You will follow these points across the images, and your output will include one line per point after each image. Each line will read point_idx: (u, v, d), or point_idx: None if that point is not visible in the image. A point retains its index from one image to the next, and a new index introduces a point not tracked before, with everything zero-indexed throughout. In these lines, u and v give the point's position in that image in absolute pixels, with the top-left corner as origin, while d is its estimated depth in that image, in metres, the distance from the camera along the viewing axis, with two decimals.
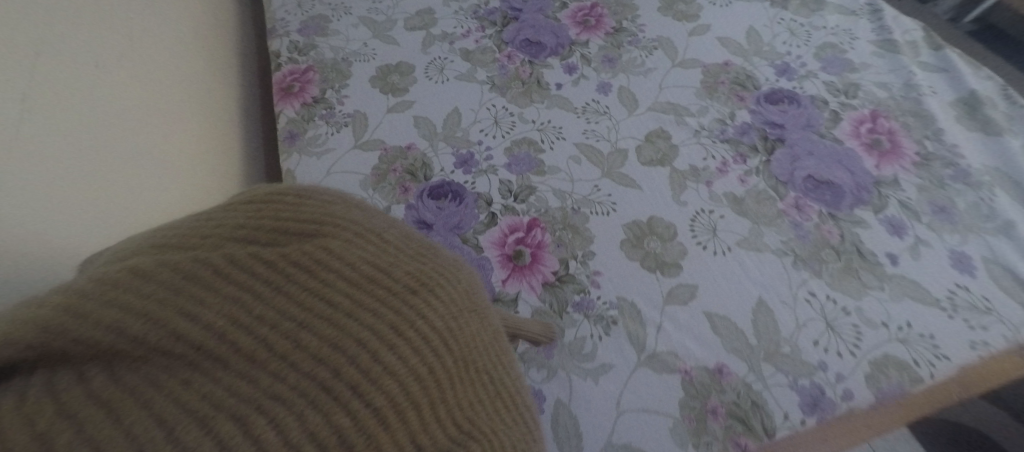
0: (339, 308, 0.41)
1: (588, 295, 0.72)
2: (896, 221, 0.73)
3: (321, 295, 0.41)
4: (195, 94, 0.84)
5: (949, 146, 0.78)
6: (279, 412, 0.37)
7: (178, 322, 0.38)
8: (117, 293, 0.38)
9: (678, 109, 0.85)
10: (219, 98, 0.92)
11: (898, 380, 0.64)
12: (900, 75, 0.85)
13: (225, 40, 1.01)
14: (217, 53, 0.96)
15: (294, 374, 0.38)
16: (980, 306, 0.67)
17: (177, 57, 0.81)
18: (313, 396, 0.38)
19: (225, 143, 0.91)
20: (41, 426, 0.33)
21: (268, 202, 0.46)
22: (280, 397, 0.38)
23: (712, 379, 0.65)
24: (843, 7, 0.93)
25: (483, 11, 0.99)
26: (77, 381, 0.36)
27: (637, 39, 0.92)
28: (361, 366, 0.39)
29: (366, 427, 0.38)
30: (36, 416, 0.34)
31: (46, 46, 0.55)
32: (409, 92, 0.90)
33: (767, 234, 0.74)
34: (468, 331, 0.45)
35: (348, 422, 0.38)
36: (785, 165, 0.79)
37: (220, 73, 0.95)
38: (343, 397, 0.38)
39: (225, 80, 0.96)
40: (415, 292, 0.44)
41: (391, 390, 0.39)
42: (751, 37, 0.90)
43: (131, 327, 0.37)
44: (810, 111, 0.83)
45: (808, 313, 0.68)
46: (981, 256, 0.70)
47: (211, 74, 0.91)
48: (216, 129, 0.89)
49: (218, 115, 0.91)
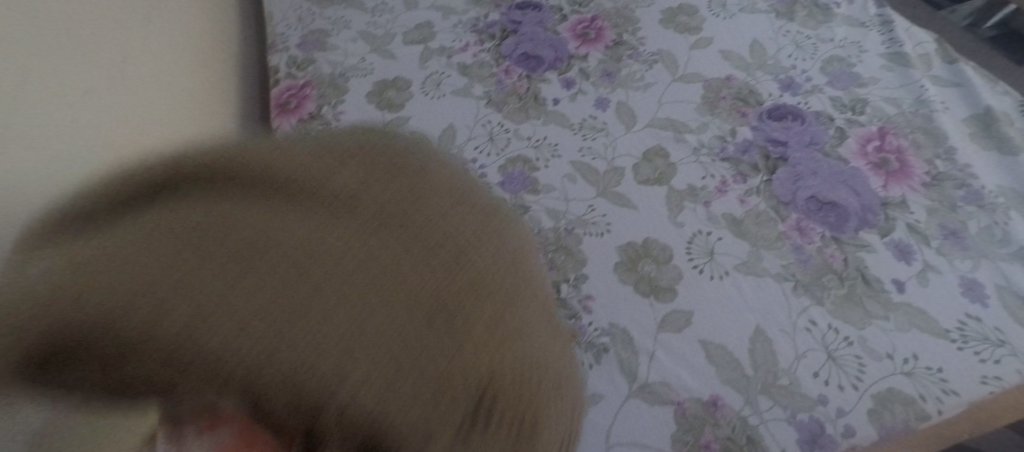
0: (451, 191, 0.45)
1: (580, 321, 0.69)
2: (903, 245, 0.70)
3: (435, 178, 0.45)
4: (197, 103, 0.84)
5: (960, 167, 0.75)
6: (402, 255, 0.39)
7: (309, 176, 0.41)
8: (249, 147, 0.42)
9: (677, 125, 0.82)
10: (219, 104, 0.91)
11: (903, 416, 0.60)
12: (911, 90, 0.82)
13: (226, 41, 1.00)
14: (216, 55, 0.95)
15: (416, 228, 0.41)
16: (992, 338, 0.64)
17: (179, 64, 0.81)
18: (431, 251, 0.40)
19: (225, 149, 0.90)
20: (158, 244, 0.35)
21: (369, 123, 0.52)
22: (404, 243, 0.40)
23: (705, 412, 0.62)
24: (853, 19, 0.90)
25: (482, 24, 0.96)
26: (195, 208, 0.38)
27: (638, 53, 0.89)
28: (471, 239, 0.43)
29: (476, 290, 0.40)
30: (156, 230, 0.35)
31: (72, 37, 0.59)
32: (405, 107, 0.89)
33: (767, 258, 0.71)
34: (537, 255, 0.50)
35: (461, 279, 0.40)
36: (787, 185, 0.76)
37: (218, 76, 0.94)
38: (454, 261, 0.41)
39: (223, 83, 0.95)
40: (501, 206, 0.49)
41: (493, 263, 0.42)
42: (755, 51, 0.88)
43: (260, 172, 0.40)
44: (815, 129, 0.80)
45: (809, 343, 0.65)
46: (994, 283, 0.67)
47: (210, 78, 0.90)
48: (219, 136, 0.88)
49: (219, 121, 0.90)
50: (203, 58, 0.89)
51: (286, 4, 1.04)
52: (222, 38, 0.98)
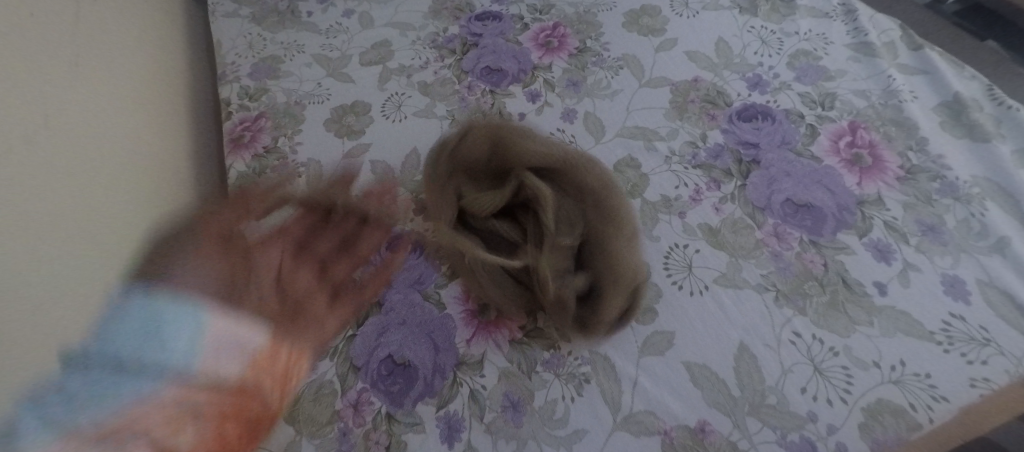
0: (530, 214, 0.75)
1: (559, 352, 0.69)
2: (883, 245, 0.69)
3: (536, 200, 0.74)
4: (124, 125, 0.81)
5: (933, 158, 0.74)
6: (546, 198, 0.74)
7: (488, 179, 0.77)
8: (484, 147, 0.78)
9: (647, 133, 0.80)
10: (160, 106, 0.89)
11: (894, 428, 0.60)
12: (879, 81, 0.80)
13: (135, 30, 0.90)
14: (127, 51, 0.86)
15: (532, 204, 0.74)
16: (977, 337, 0.63)
17: (76, 91, 0.74)
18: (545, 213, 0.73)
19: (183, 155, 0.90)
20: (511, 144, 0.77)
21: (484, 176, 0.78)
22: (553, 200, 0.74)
23: (693, 439, 0.62)
24: (817, 9, 0.88)
25: (441, 39, 0.93)
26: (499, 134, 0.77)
27: (602, 59, 0.86)
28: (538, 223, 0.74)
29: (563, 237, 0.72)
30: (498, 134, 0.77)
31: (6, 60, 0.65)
32: (366, 133, 0.85)
33: (746, 269, 0.70)
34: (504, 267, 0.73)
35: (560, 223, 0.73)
36: (762, 190, 0.74)
37: (139, 75, 0.87)
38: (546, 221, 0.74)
39: (150, 85, 0.89)
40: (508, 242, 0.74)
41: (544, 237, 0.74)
42: (721, 50, 0.85)
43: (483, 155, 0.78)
44: (785, 128, 0.78)
45: (794, 356, 0.65)
46: (975, 279, 0.66)
47: (128, 84, 0.85)
48: (167, 149, 0.87)
49: (161, 130, 0.88)
50: (109, 65, 0.82)
51: (235, 29, 0.99)
52: (134, 33, 0.89)
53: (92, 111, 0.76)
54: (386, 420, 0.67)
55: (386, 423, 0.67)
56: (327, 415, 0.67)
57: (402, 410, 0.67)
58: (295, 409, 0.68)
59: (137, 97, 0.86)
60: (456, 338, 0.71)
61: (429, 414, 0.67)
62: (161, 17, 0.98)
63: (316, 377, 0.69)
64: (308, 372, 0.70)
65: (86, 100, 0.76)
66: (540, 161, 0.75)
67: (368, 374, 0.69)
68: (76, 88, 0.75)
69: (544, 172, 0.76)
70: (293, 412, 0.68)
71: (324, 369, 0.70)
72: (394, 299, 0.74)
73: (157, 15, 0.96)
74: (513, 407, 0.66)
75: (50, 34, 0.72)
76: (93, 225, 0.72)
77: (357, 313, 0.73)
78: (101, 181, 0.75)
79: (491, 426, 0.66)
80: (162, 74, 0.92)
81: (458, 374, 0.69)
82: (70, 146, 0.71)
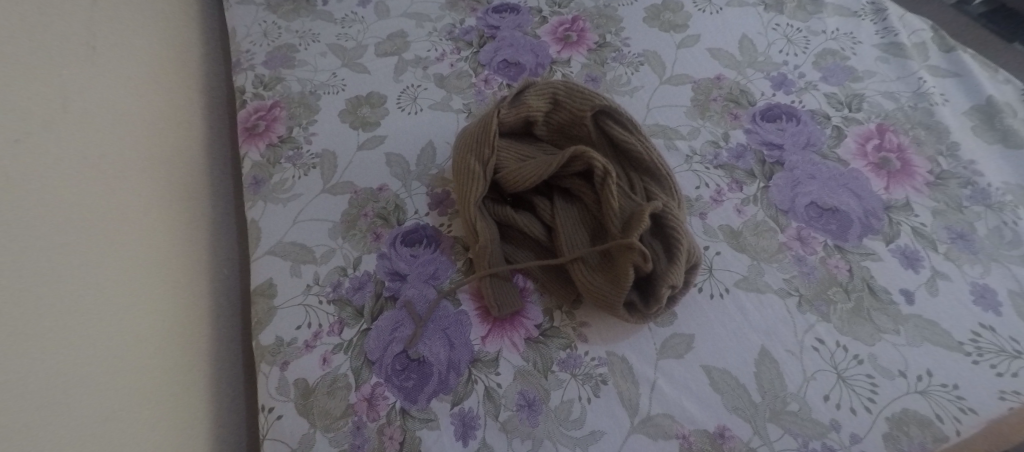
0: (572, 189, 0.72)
1: (576, 351, 0.68)
2: (910, 251, 0.67)
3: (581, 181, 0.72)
4: (141, 161, 0.80)
5: (965, 163, 0.72)
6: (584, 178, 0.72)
7: (534, 153, 0.75)
8: (533, 115, 0.75)
9: (667, 131, 0.78)
10: (182, 115, 0.91)
11: (920, 440, 0.59)
12: (909, 83, 0.78)
13: (171, 41, 0.94)
14: (139, 77, 0.85)
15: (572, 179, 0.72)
16: (1007, 349, 0.62)
17: (86, 127, 0.73)
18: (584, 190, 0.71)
19: (198, 178, 0.90)
20: (567, 119, 0.75)
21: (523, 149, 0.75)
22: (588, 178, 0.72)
23: (712, 444, 0.61)
24: (844, 8, 0.86)
25: (459, 31, 0.91)
26: (557, 106, 0.75)
27: (622, 55, 0.84)
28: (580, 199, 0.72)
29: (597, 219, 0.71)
30: (557, 108, 0.75)
31: (38, 47, 0.69)
32: (381, 125, 0.84)
33: (769, 273, 0.68)
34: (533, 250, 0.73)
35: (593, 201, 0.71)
36: (786, 192, 0.72)
37: (153, 101, 0.86)
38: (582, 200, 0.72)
39: (163, 110, 0.87)
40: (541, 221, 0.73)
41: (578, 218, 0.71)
42: (744, 47, 0.83)
43: (538, 123, 0.76)
44: (810, 128, 0.76)
45: (817, 363, 0.63)
46: (1006, 289, 0.65)
47: (142, 112, 0.83)
48: (185, 179, 0.87)
49: (177, 158, 0.87)
50: (120, 95, 0.80)
51: (250, 17, 0.98)
52: (144, 56, 0.87)
53: (104, 144, 0.75)
54: (401, 415, 0.66)
55: (401, 419, 0.66)
56: (342, 409, 0.67)
57: (416, 406, 0.66)
58: (309, 402, 0.68)
59: (153, 126, 0.84)
60: (470, 335, 0.70)
61: (443, 410, 0.66)
62: (169, 29, 0.95)
63: (329, 371, 0.69)
64: (322, 365, 0.70)
65: (98, 133, 0.74)
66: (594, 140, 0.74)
67: (382, 369, 0.68)
68: (86, 124, 0.73)
69: (598, 144, 0.74)
70: (306, 405, 0.68)
71: (338, 362, 0.69)
72: (409, 294, 0.73)
73: (168, 12, 0.96)
74: (529, 406, 0.65)
75: (44, 68, 0.69)
76: (120, 229, 0.73)
77: (372, 307, 0.72)
78: (121, 216, 0.74)
79: (506, 424, 0.64)
80: (174, 97, 0.91)
81: (473, 371, 0.67)
82: (86, 183, 0.71)
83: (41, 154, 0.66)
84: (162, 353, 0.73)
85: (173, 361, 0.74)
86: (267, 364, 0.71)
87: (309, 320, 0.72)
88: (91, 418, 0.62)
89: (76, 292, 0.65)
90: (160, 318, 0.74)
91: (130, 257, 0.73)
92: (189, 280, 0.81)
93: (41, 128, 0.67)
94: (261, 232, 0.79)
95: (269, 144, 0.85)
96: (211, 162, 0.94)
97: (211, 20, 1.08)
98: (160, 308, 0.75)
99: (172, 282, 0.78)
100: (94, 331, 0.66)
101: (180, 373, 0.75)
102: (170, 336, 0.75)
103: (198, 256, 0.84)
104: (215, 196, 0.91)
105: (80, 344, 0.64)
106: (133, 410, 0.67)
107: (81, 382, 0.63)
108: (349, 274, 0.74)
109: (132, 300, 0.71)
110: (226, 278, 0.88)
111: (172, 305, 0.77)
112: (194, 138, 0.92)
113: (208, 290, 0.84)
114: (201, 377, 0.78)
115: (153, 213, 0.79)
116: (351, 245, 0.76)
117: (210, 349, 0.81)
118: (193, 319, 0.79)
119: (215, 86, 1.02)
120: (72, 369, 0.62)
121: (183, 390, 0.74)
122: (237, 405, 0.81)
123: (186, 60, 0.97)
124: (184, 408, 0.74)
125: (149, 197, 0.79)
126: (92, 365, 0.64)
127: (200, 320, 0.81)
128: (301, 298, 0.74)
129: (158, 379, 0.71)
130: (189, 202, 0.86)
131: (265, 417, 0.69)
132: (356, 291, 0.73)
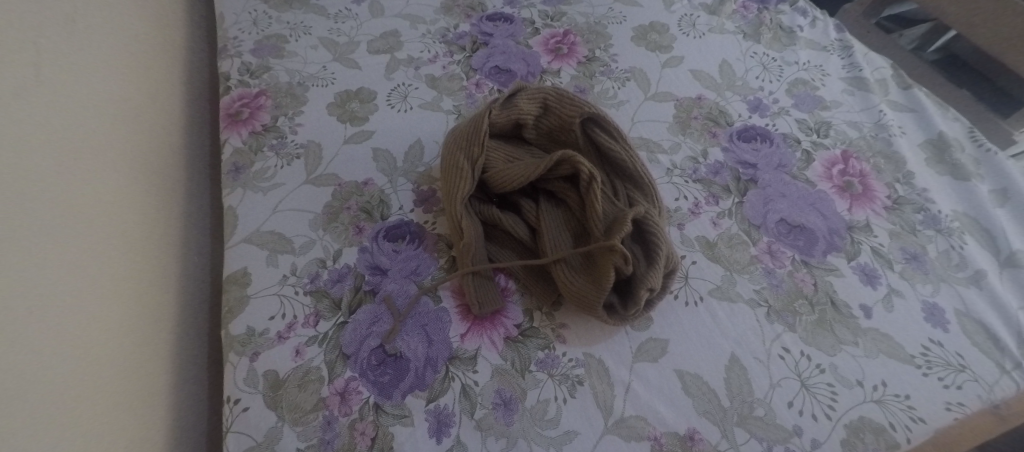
0: (558, 193, 0.74)
1: (554, 352, 0.69)
2: (869, 269, 0.72)
3: (566, 185, 0.74)
4: (125, 140, 0.79)
5: (919, 191, 0.78)
6: (568, 183, 0.74)
7: (520, 155, 0.77)
8: (523, 118, 0.77)
9: (650, 144, 0.81)
10: (164, 96, 0.90)
11: (875, 446, 0.63)
12: (870, 114, 0.85)
13: (156, 21, 0.93)
14: (118, 64, 0.82)
15: (557, 183, 0.74)
16: (954, 362, 0.67)
17: (67, 105, 0.71)
18: (569, 196, 0.73)
19: (171, 179, 0.86)
20: (557, 125, 0.77)
21: (510, 149, 0.77)
22: (574, 184, 0.74)
23: (682, 445, 0.63)
24: (815, 42, 0.93)
25: (452, 35, 0.93)
26: (546, 111, 0.78)
27: (610, 70, 0.88)
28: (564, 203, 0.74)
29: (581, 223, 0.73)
30: (548, 112, 0.78)
31: (35, 17, 0.68)
32: (369, 121, 0.84)
33: (740, 283, 0.72)
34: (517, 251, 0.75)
35: (577, 206, 0.73)
36: (759, 209, 0.76)
37: (134, 86, 0.84)
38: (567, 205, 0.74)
39: (142, 101, 0.85)
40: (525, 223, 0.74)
41: (561, 220, 0.73)
42: (725, 71, 0.88)
43: (529, 128, 0.78)
44: (782, 151, 0.81)
45: (783, 370, 0.66)
46: (953, 308, 0.70)
47: (119, 100, 0.80)
48: (159, 172, 0.84)
49: (151, 152, 0.84)
50: (105, 71, 0.79)
51: (239, 5, 0.97)
52: (126, 42, 0.84)
53: (89, 120, 0.73)
54: (374, 410, 0.65)
55: (374, 414, 0.65)
56: (313, 403, 0.66)
57: (391, 401, 0.66)
58: (278, 394, 0.67)
59: (129, 115, 0.81)
60: (450, 333, 0.70)
61: (418, 406, 0.66)
62: (153, 18, 0.93)
63: (302, 364, 0.68)
64: (295, 357, 0.68)
65: (75, 118, 0.71)
66: (580, 146, 0.77)
67: (358, 363, 0.68)
68: (72, 102, 0.71)
69: (585, 151, 0.77)
70: (275, 397, 0.67)
71: (312, 354, 0.68)
72: (389, 289, 0.73)
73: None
74: (505, 404, 0.66)
75: (38, 36, 0.68)
76: (104, 206, 0.72)
77: (350, 300, 0.72)
78: (93, 203, 0.71)
79: (481, 422, 0.65)
80: (155, 86, 0.89)
81: (451, 368, 0.68)
82: (53, 164, 0.67)
83: (38, 126, 0.66)
84: (117, 357, 0.69)
85: (132, 366, 0.70)
86: (236, 355, 0.69)
87: (284, 311, 0.71)
88: (59, 400, 0.61)
89: (58, 273, 0.64)
90: (123, 316, 0.71)
91: (111, 235, 0.72)
92: (156, 280, 0.78)
93: (30, 102, 0.65)
94: (238, 220, 0.77)
95: (252, 133, 0.84)
96: (188, 143, 0.92)
97: (196, 6, 1.06)
98: (119, 310, 0.70)
99: (138, 281, 0.75)
100: (58, 323, 0.62)
101: (141, 374, 0.71)
102: (134, 337, 0.72)
103: (167, 257, 0.81)
104: (190, 183, 0.90)
105: (42, 336, 0.60)
106: (82, 412, 0.63)
107: (42, 374, 0.60)
108: (329, 267, 0.74)
109: (93, 293, 0.68)
110: (195, 273, 0.85)
111: (133, 306, 0.73)
112: (173, 119, 0.91)
113: (175, 295, 0.80)
114: (162, 382, 0.74)
115: (133, 191, 0.78)
116: (332, 237, 0.76)
117: (173, 351, 0.77)
118: (157, 321, 0.76)
119: (195, 74, 1.00)
120: (29, 362, 0.59)
121: (142, 391, 0.71)
122: (197, 399, 0.78)
123: (170, 48, 0.95)
124: (142, 404, 0.70)
125: (118, 188, 0.75)
126: (52, 359, 0.61)
127: (165, 322, 0.77)
128: (276, 288, 0.72)
129: (111, 384, 0.67)
130: (164, 190, 0.84)
131: (230, 408, 0.67)
132: (335, 283, 0.73)
